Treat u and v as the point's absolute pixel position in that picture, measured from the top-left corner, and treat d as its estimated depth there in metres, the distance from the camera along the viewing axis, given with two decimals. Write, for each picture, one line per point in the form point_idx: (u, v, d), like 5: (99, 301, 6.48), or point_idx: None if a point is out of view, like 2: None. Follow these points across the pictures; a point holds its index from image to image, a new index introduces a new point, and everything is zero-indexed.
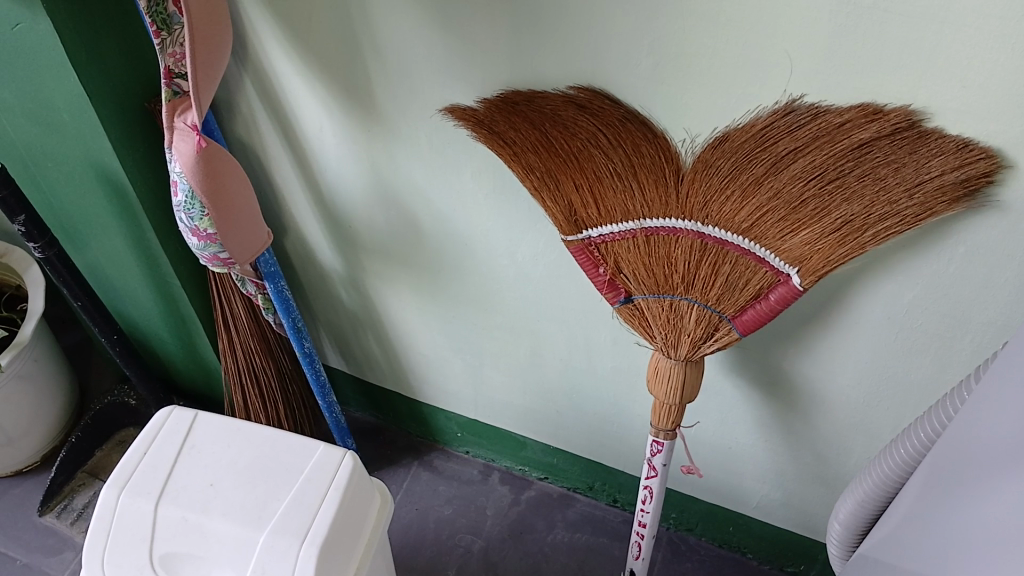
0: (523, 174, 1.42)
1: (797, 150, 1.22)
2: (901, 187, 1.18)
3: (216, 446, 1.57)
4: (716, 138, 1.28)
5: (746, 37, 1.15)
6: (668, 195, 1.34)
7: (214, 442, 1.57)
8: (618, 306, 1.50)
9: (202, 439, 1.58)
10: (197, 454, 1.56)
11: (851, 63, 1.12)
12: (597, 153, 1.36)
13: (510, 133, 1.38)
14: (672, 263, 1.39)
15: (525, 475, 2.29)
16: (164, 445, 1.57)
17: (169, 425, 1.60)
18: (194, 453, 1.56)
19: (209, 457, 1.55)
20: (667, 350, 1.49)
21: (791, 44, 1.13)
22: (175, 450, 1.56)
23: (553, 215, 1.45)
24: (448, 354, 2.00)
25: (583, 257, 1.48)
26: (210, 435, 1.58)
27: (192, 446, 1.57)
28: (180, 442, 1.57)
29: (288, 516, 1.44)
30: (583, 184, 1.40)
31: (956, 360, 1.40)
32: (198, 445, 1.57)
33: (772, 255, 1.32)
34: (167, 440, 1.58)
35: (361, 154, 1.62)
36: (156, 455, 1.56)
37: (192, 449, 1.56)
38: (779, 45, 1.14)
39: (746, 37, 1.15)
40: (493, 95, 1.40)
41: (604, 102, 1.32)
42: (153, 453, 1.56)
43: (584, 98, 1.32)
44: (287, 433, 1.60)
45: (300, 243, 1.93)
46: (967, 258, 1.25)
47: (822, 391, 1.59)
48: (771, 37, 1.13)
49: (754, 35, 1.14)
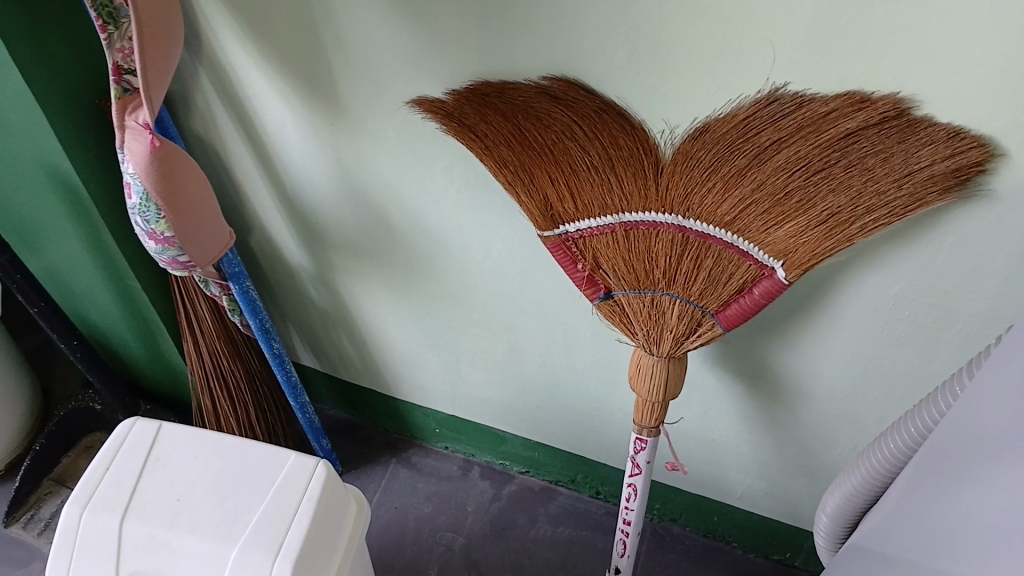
0: (495, 169, 1.35)
1: (781, 141, 1.17)
2: (890, 177, 1.13)
3: (183, 458, 1.50)
4: (697, 129, 1.22)
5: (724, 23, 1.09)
6: (647, 189, 1.28)
7: (181, 454, 1.51)
8: (598, 302, 1.46)
9: (168, 452, 1.51)
10: (164, 467, 1.49)
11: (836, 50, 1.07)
12: (572, 146, 1.30)
13: (481, 126, 1.32)
14: (653, 258, 1.34)
15: (506, 469, 2.25)
16: (130, 459, 1.50)
17: (133, 438, 1.53)
18: (160, 466, 1.49)
19: (175, 469, 1.48)
20: (649, 347, 1.44)
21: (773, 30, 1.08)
22: (141, 464, 1.49)
23: (527, 210, 1.39)
24: (423, 350, 1.94)
25: (561, 253, 1.42)
26: (177, 447, 1.52)
27: (158, 460, 1.50)
28: (145, 456, 1.51)
29: (260, 530, 1.38)
30: (558, 178, 1.34)
31: (945, 351, 1.36)
32: (165, 457, 1.50)
33: (756, 248, 1.27)
34: (132, 454, 1.51)
35: (326, 149, 1.55)
36: (120, 469, 1.49)
37: (158, 463, 1.50)
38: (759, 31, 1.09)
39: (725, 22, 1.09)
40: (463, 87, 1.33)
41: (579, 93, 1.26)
42: (118, 468, 1.49)
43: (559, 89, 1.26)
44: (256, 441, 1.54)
45: (266, 241, 1.86)
46: (956, 249, 1.21)
47: (807, 383, 1.56)
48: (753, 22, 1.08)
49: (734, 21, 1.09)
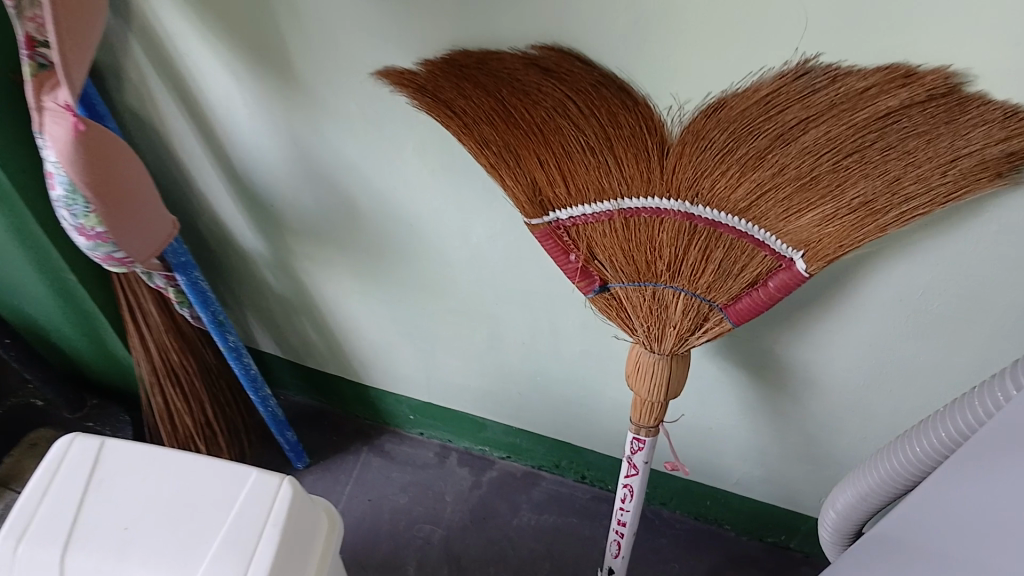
0: (475, 148, 1.18)
1: (809, 120, 1.01)
2: (933, 162, 0.99)
3: (130, 479, 1.34)
4: (711, 105, 1.06)
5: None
6: (651, 172, 1.13)
7: (128, 474, 1.34)
8: (593, 296, 1.30)
9: (113, 471, 1.35)
10: (109, 489, 1.33)
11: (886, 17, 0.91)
12: (565, 124, 1.13)
13: (459, 101, 1.15)
14: (656, 248, 1.19)
15: (485, 455, 2.12)
16: (69, 481, 1.34)
17: (71, 456, 1.36)
18: (104, 489, 1.33)
19: (121, 491, 1.32)
20: (649, 344, 1.30)
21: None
22: (81, 486, 1.33)
23: (512, 195, 1.22)
24: (395, 338, 1.79)
25: (551, 243, 1.27)
26: (123, 466, 1.35)
27: (101, 481, 1.34)
28: (86, 477, 1.34)
29: (220, 562, 1.24)
30: (548, 159, 1.17)
31: (973, 343, 1.25)
32: (109, 478, 1.34)
33: (773, 237, 1.13)
34: (71, 475, 1.34)
35: (279, 125, 1.36)
36: (58, 493, 1.33)
37: (102, 484, 1.33)
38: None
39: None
40: (437, 56, 1.15)
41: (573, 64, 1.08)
42: (55, 492, 1.33)
43: (550, 60, 1.09)
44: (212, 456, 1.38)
45: (216, 224, 1.67)
46: (999, 239, 1.08)
47: (816, 373, 1.44)
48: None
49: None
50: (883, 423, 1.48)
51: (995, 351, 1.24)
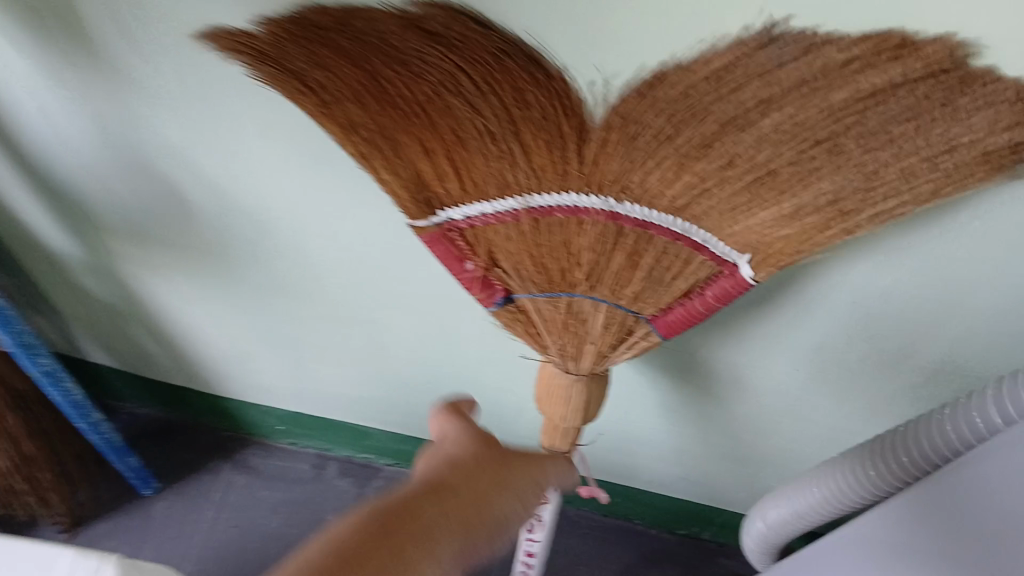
0: (341, 135, 0.92)
1: (772, 101, 0.79)
2: (921, 153, 0.79)
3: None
4: (647, 81, 0.82)
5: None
6: (568, 164, 0.88)
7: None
8: (494, 309, 1.06)
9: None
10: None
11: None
12: (457, 105, 0.86)
13: (316, 74, 0.87)
14: (573, 253, 0.96)
15: (370, 463, 1.83)
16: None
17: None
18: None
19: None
20: (565, 363, 1.08)
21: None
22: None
23: (391, 191, 0.97)
24: (254, 347, 1.50)
25: (442, 249, 1.01)
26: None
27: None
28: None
29: None
30: (437, 148, 0.91)
31: (928, 346, 1.09)
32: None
33: (715, 239, 0.91)
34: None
35: (78, 100, 1.05)
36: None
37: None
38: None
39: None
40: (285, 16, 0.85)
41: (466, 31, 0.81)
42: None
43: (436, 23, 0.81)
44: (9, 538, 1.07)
45: (14, 220, 1.33)
46: (979, 236, 0.91)
47: (747, 377, 1.26)
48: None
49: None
50: (817, 425, 1.33)
51: (950, 353, 1.09)
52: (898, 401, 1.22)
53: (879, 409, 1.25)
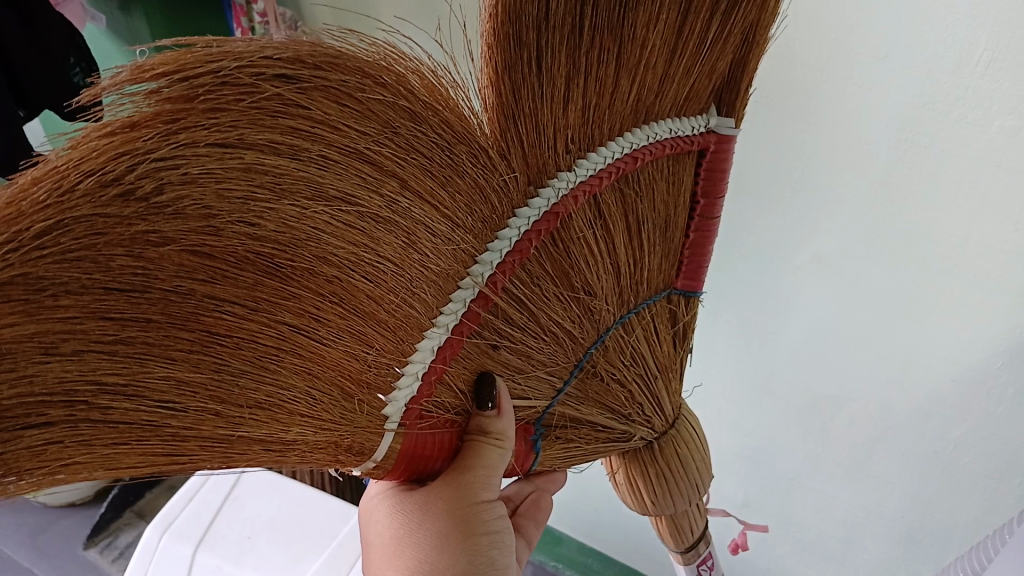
0: (103, 366, 0.30)
1: (664, 80, 0.45)
2: (733, 35, 0.46)
3: (253, 499, 0.88)
4: (565, 126, 0.42)
5: (882, 146, 0.57)
6: (620, 220, 0.46)
7: (264, 504, 0.88)
8: (634, 507, 0.56)
9: (263, 500, 0.88)
10: (253, 505, 0.88)
11: (945, 246, 0.58)
12: (454, 208, 0.39)
13: (44, 359, 0.29)
14: (594, 246, 0.45)
15: None
16: (206, 497, 0.89)
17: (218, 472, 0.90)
18: (240, 501, 0.88)
19: (243, 502, 0.88)
20: (689, 499, 0.54)
21: (1011, 197, 0.53)
22: (208, 502, 0.88)
23: (296, 433, 0.36)
24: None
25: (413, 461, 0.42)
26: (273, 498, 0.88)
27: (239, 494, 0.89)
28: (224, 488, 0.89)
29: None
30: (373, 340, 0.38)
31: (952, 439, 0.65)
32: (244, 489, 0.89)
33: (711, 122, 0.49)
34: (202, 499, 0.88)
35: None
36: (197, 502, 0.88)
37: (244, 488, 0.89)
38: (990, 172, 0.53)
39: (849, 94, 0.57)
40: (79, 100, 0.30)
41: (462, 86, 0.40)
42: (194, 505, 0.88)
43: (387, 75, 0.36)
44: (316, 489, 0.88)
45: None
46: (920, 99, 0.54)
47: (877, 557, 0.77)
48: (953, 146, 0.54)
49: (915, 158, 0.56)
50: (882, 554, 0.76)
51: (977, 452, 0.63)
52: (948, 539, 0.70)
53: (930, 535, 0.71)
